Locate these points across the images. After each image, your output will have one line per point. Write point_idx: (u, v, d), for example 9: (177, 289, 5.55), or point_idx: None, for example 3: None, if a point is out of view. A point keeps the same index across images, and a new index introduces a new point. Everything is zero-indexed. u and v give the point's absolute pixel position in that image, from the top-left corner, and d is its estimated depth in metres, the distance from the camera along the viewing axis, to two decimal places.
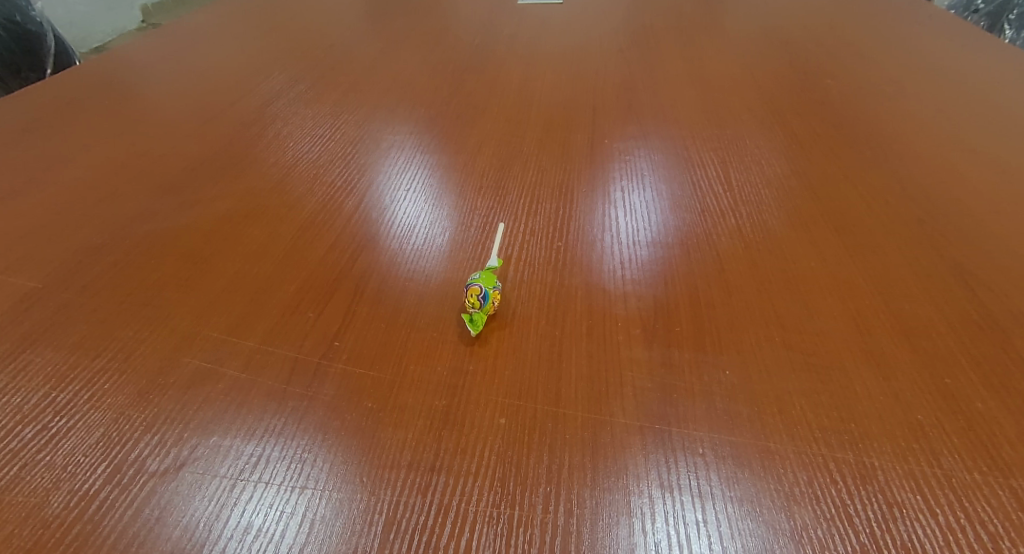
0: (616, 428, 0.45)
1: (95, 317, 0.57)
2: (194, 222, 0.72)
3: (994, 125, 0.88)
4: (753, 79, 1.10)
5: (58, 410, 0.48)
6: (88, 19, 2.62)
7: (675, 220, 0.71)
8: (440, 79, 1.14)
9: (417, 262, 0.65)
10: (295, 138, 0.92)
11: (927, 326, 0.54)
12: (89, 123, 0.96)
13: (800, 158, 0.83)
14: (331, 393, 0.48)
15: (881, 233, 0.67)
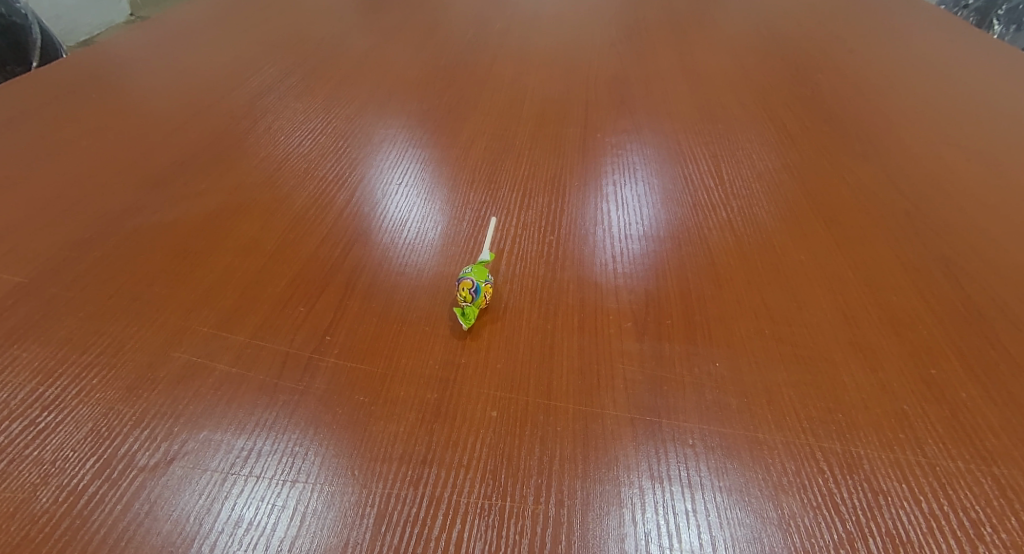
0: (626, 394, 0.37)
1: (32, 278, 0.46)
2: (156, 172, 0.59)
3: (981, 78, 0.74)
4: (787, 16, 0.98)
5: (45, 405, 0.37)
6: (78, 11, 2.21)
7: (712, 161, 0.61)
8: (437, 28, 0.99)
9: (414, 228, 0.53)
10: (273, 90, 0.78)
11: (965, 277, 0.45)
12: (48, 70, 0.82)
13: (848, 111, 0.68)
14: (322, 387, 0.38)
15: (946, 170, 0.57)
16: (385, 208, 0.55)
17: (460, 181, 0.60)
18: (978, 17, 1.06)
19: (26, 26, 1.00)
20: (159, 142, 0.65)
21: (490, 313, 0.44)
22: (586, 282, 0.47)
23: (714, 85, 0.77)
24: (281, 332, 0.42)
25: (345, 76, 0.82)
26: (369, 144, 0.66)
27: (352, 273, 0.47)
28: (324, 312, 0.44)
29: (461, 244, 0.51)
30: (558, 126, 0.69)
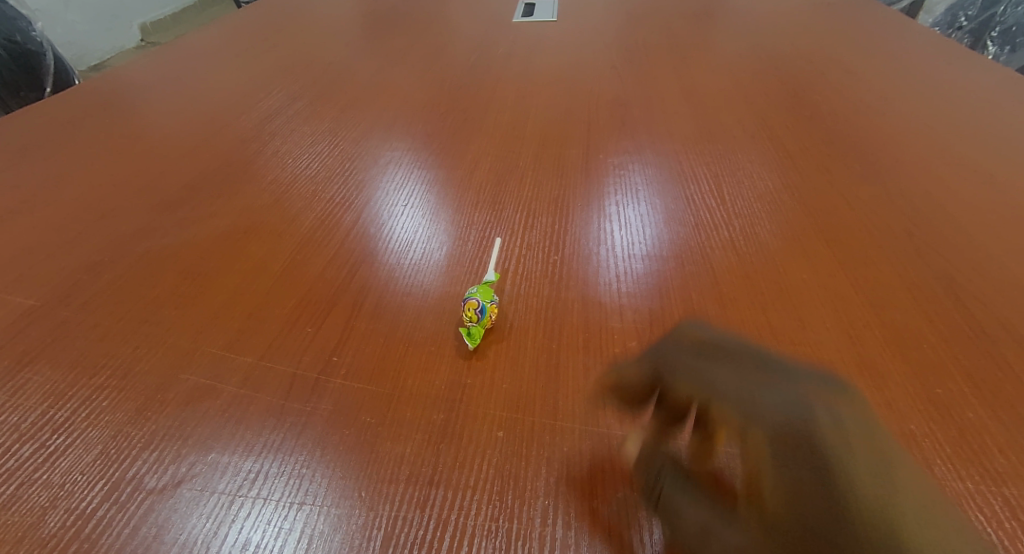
0: (632, 416, 0.38)
1: (44, 301, 0.47)
2: (167, 195, 0.61)
3: (977, 99, 0.75)
4: (784, 37, 1.00)
5: (56, 427, 0.37)
6: (88, 37, 2.26)
7: (713, 181, 0.62)
8: (440, 52, 1.01)
9: (420, 249, 0.53)
10: (281, 114, 0.79)
11: (967, 296, 0.45)
12: (63, 96, 0.84)
13: (846, 131, 0.69)
14: (329, 408, 0.38)
15: (945, 189, 0.58)
16: (390, 230, 0.56)
17: (464, 202, 0.61)
18: (971, 39, 1.08)
19: (40, 53, 1.02)
20: (170, 166, 0.66)
21: (495, 333, 0.44)
22: (590, 301, 0.47)
23: (713, 106, 0.78)
24: (289, 353, 0.42)
25: (351, 99, 0.84)
26: (375, 166, 0.67)
27: (358, 293, 0.48)
28: (331, 332, 0.44)
29: (466, 264, 0.51)
30: (561, 147, 0.70)
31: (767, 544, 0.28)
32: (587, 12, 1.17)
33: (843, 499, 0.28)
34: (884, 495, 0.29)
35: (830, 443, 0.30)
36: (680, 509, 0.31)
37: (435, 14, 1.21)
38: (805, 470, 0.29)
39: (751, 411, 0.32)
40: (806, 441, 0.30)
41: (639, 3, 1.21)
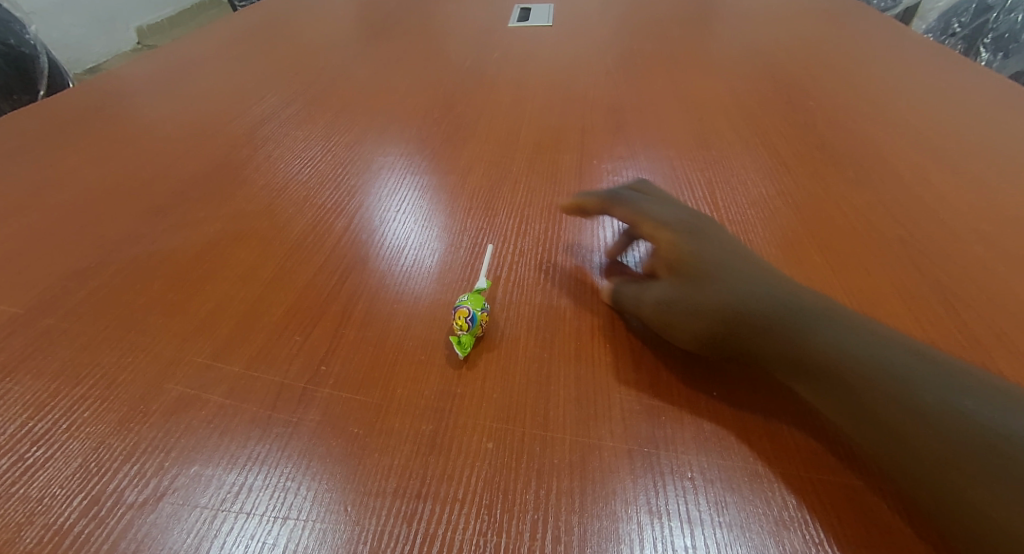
0: (624, 425, 0.37)
1: (28, 308, 0.46)
2: (157, 200, 0.60)
3: (971, 107, 0.75)
4: (779, 44, 1.00)
5: (35, 440, 0.37)
6: (84, 40, 2.26)
7: (707, 188, 0.61)
8: (436, 57, 1.00)
9: (412, 255, 0.53)
10: (274, 118, 0.79)
11: (962, 305, 0.45)
12: (54, 99, 0.83)
13: (840, 138, 0.69)
14: (316, 419, 0.37)
15: (938, 197, 0.58)
16: (382, 235, 0.55)
17: (457, 208, 0.60)
18: (965, 46, 1.08)
19: (34, 56, 1.01)
20: (160, 171, 0.66)
21: (486, 342, 0.44)
22: (583, 310, 0.47)
23: (708, 112, 0.78)
24: (276, 362, 0.42)
25: (345, 104, 0.84)
26: (369, 171, 0.66)
27: (348, 301, 0.47)
28: (320, 340, 0.43)
29: (458, 271, 0.51)
30: (555, 153, 0.70)
31: (671, 287, 0.42)
32: (583, 17, 1.17)
33: (719, 262, 0.43)
34: (743, 264, 0.43)
35: (706, 237, 0.46)
36: (623, 290, 0.46)
37: (431, 18, 1.20)
38: (693, 247, 0.44)
39: (661, 224, 0.47)
40: (695, 232, 0.46)
41: (635, 9, 1.21)
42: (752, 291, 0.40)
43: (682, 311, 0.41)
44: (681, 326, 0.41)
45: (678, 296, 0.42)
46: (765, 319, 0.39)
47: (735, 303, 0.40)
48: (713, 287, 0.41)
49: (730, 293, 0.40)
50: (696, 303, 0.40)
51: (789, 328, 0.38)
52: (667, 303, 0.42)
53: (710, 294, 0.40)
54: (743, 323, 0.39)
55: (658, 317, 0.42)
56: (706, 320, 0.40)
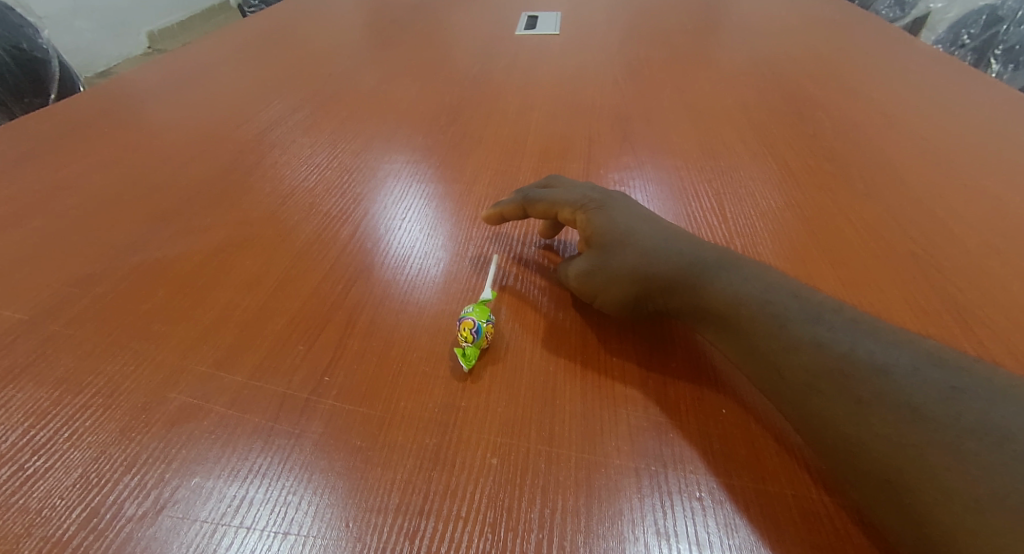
0: (630, 442, 0.37)
1: (33, 314, 0.46)
2: (163, 206, 0.60)
3: (982, 119, 0.75)
4: (787, 53, 0.99)
5: (35, 448, 0.36)
6: (95, 45, 2.28)
7: (715, 199, 0.61)
8: (443, 64, 1.01)
9: (417, 264, 0.53)
10: (281, 125, 0.79)
11: (976, 322, 0.44)
12: (64, 104, 0.84)
13: (850, 150, 0.69)
14: (319, 431, 0.37)
15: (950, 210, 0.57)
16: (388, 243, 0.55)
17: (463, 216, 0.60)
18: (975, 57, 1.07)
19: (46, 60, 1.02)
20: (167, 177, 0.66)
21: (491, 353, 0.43)
22: (590, 322, 0.46)
23: (715, 121, 0.78)
24: (279, 372, 0.41)
25: (352, 111, 0.84)
26: (375, 178, 0.66)
27: (353, 310, 0.47)
28: (323, 350, 0.43)
29: (463, 281, 0.51)
30: (562, 162, 0.70)
31: (589, 261, 0.46)
32: (590, 25, 1.17)
33: (629, 230, 0.46)
34: (650, 226, 0.47)
35: (613, 203, 0.49)
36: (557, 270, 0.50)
37: (438, 25, 1.21)
38: (603, 220, 0.47)
39: (575, 201, 0.50)
40: (604, 204, 0.49)
41: (642, 17, 1.21)
42: (656, 256, 0.44)
43: (603, 280, 0.44)
44: (605, 293, 0.44)
45: (596, 269, 0.45)
46: (671, 276, 0.43)
47: (645, 266, 0.43)
48: (625, 255, 0.44)
49: (639, 258, 0.44)
50: (612, 271, 0.44)
51: (690, 283, 0.42)
52: (589, 276, 0.45)
53: (624, 259, 0.44)
54: (654, 281, 0.43)
55: (583, 289, 0.46)
56: (622, 285, 0.44)
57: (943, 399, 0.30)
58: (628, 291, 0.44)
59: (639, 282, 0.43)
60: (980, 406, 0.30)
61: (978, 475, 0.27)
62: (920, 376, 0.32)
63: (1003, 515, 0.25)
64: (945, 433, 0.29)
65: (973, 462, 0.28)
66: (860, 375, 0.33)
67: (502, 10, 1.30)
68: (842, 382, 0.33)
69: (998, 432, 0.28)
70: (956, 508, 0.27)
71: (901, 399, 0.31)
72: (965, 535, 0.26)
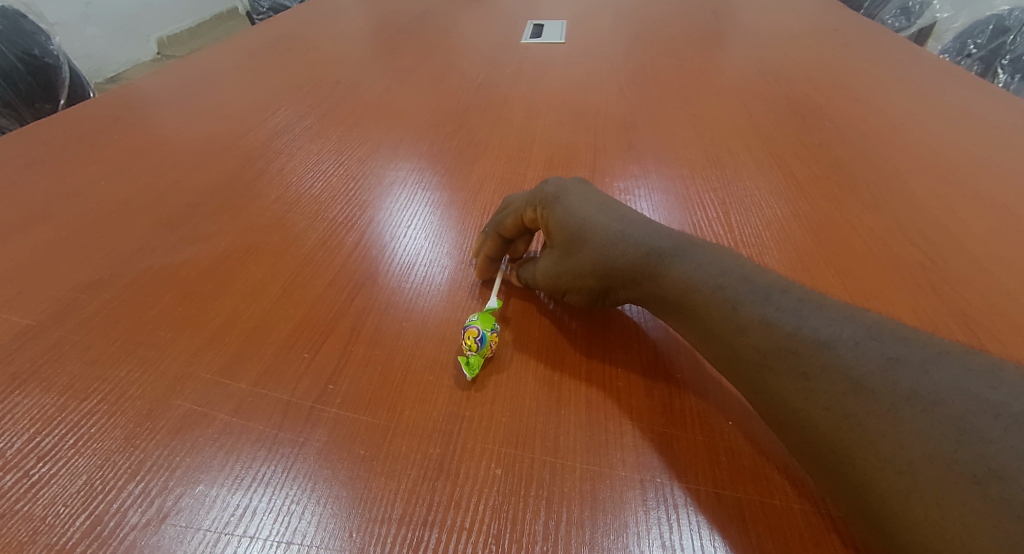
0: (636, 453, 0.36)
1: (40, 320, 0.47)
2: (171, 213, 0.60)
3: (989, 129, 0.74)
4: (793, 63, 0.99)
5: (40, 455, 0.37)
6: (105, 51, 2.31)
7: (721, 208, 0.61)
8: (449, 72, 1.01)
9: (422, 271, 0.53)
10: (288, 132, 0.79)
11: (985, 334, 0.44)
12: (74, 110, 0.85)
13: (856, 160, 0.68)
14: (324, 440, 0.37)
15: (958, 221, 0.57)
16: (392, 251, 0.55)
17: (468, 224, 0.60)
18: (982, 67, 1.07)
19: (57, 66, 1.04)
20: (175, 183, 0.66)
21: (496, 362, 0.43)
22: (594, 331, 0.46)
23: (721, 131, 0.78)
24: (284, 380, 0.41)
25: (359, 118, 0.84)
26: (380, 185, 0.67)
27: (358, 317, 0.47)
28: (327, 358, 0.43)
29: (468, 289, 0.51)
30: (567, 170, 0.70)
31: (554, 259, 0.47)
32: (595, 34, 1.18)
33: (585, 223, 0.45)
34: (609, 216, 0.46)
35: (569, 193, 0.48)
36: (526, 268, 0.50)
37: (445, 33, 1.22)
38: (560, 214, 0.47)
39: (533, 196, 0.49)
40: (557, 194, 0.48)
41: (647, 26, 1.22)
42: (612, 248, 0.43)
43: (568, 278, 0.46)
44: (573, 291, 0.46)
45: (560, 266, 0.46)
46: (627, 268, 0.42)
47: (601, 260, 0.43)
48: (583, 250, 0.44)
49: (597, 252, 0.44)
50: (573, 270, 0.45)
51: (646, 272, 0.42)
52: (554, 275, 0.47)
53: (582, 255, 0.45)
54: (612, 275, 0.43)
55: (552, 288, 0.47)
56: (585, 283, 0.45)
57: (881, 369, 0.30)
58: (592, 287, 0.45)
59: (598, 277, 0.44)
60: (913, 374, 0.29)
61: (909, 441, 0.27)
62: (861, 349, 0.31)
63: (930, 479, 0.26)
64: (883, 402, 0.29)
65: (905, 428, 0.28)
66: (807, 352, 0.33)
67: (508, 18, 1.31)
68: (790, 360, 0.33)
69: (927, 398, 0.28)
70: (891, 475, 0.27)
71: (843, 371, 0.31)
72: (897, 501, 0.27)
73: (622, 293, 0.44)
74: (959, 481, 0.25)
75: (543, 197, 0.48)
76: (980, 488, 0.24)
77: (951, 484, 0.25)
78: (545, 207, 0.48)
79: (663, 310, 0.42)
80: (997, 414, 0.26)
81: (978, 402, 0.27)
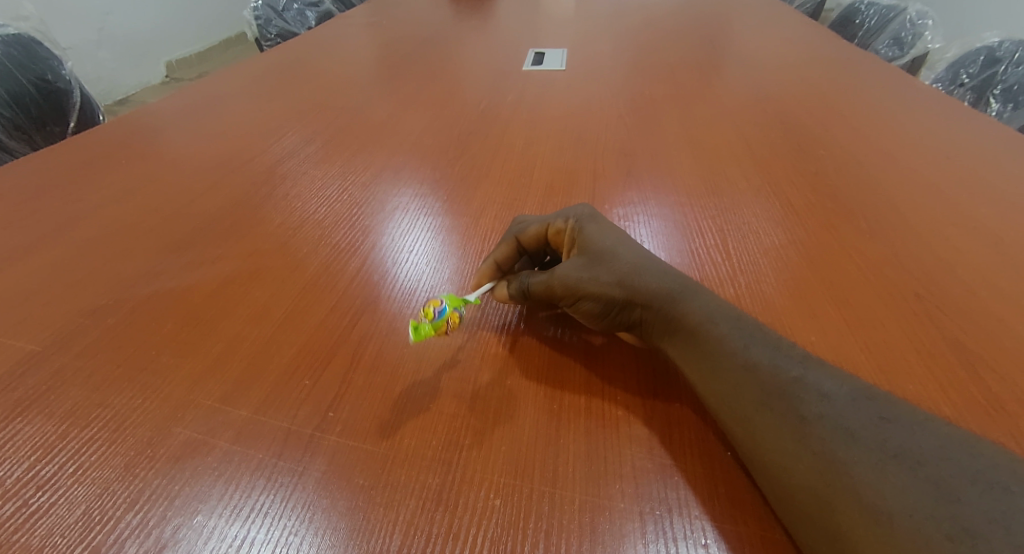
0: (634, 484, 0.36)
1: (44, 345, 0.47)
2: (177, 237, 0.61)
3: (980, 158, 0.76)
4: (788, 91, 1.02)
5: (40, 484, 0.37)
6: (115, 74, 2.38)
7: (718, 235, 0.62)
8: (452, 98, 1.04)
9: (424, 297, 0.53)
10: (293, 157, 0.81)
11: (982, 365, 0.44)
12: (85, 136, 0.86)
13: (851, 188, 0.69)
14: (323, 468, 0.37)
15: (951, 249, 0.57)
16: (395, 277, 0.56)
17: (469, 250, 0.61)
18: (974, 96, 1.09)
19: (68, 90, 1.06)
20: (182, 208, 0.67)
21: (495, 390, 0.43)
22: (594, 358, 0.46)
23: (718, 158, 0.79)
24: (284, 407, 0.41)
25: (362, 144, 0.86)
26: (383, 211, 0.68)
27: (359, 343, 0.47)
28: (328, 385, 0.43)
29: (469, 315, 0.51)
30: (567, 197, 0.71)
31: (578, 266, 0.46)
32: (595, 62, 1.20)
33: (617, 245, 0.48)
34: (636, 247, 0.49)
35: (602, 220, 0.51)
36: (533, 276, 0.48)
37: (448, 60, 1.25)
38: (595, 232, 0.49)
39: (568, 216, 0.52)
40: (594, 218, 0.51)
41: (646, 54, 1.25)
42: (643, 267, 0.45)
43: (591, 281, 0.45)
44: (591, 295, 0.44)
45: (584, 272, 0.45)
46: (656, 287, 0.44)
47: (633, 275, 0.45)
48: (613, 263, 0.46)
49: (629, 267, 0.45)
50: (599, 275, 0.45)
51: (676, 294, 0.43)
52: (575, 276, 0.45)
53: (613, 266, 0.45)
54: (638, 289, 0.44)
55: (566, 287, 0.45)
56: (607, 289, 0.44)
57: (867, 430, 0.33)
58: (612, 296, 0.44)
59: (624, 287, 0.44)
60: (901, 436, 0.32)
61: (891, 494, 0.29)
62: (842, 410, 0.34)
63: (908, 530, 0.27)
64: (868, 457, 0.31)
65: (888, 482, 0.30)
66: (807, 400, 0.35)
67: (510, 45, 1.34)
68: (790, 404, 0.35)
69: (913, 458, 0.30)
70: (869, 521, 0.29)
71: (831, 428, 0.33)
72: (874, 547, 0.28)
73: (637, 313, 0.44)
74: (933, 536, 0.27)
75: (579, 218, 0.51)
76: (954, 544, 0.26)
77: (927, 537, 0.27)
78: (579, 225, 0.50)
79: (666, 337, 0.43)
80: (975, 482, 0.29)
81: (960, 470, 0.29)
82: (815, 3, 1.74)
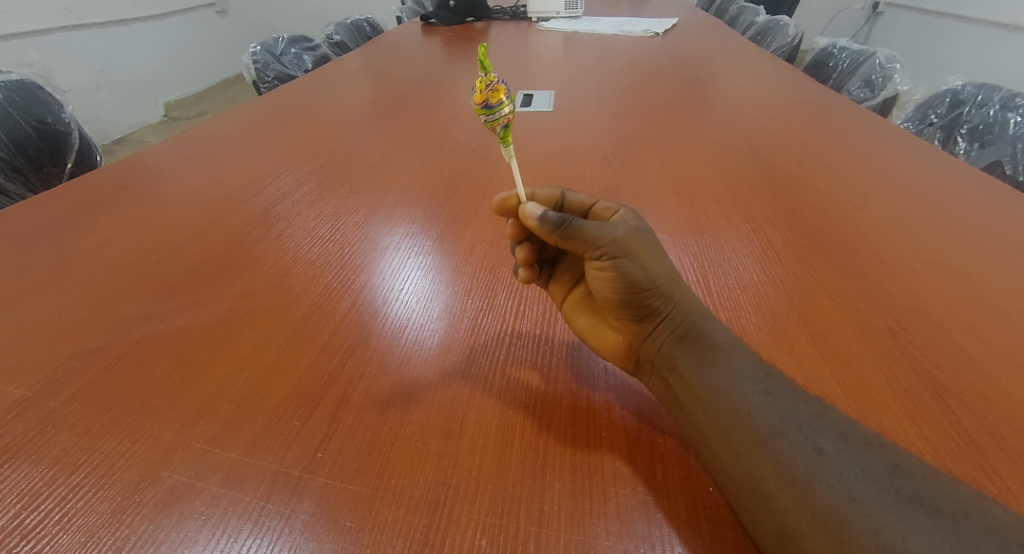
0: (618, 522, 0.37)
1: (34, 391, 0.48)
2: (171, 279, 0.62)
3: (948, 196, 0.79)
4: (767, 132, 1.06)
5: (25, 533, 0.37)
6: None
7: (700, 272, 0.63)
8: (443, 140, 1.07)
9: (417, 334, 0.54)
10: (286, 198, 0.83)
11: (951, 399, 0.46)
12: (81, 179, 0.88)
13: (826, 226, 0.72)
14: (310, 511, 0.38)
15: (922, 286, 0.60)
16: (390, 314, 0.57)
17: (458, 288, 0.62)
18: (943, 135, 1.14)
19: (67, 132, 1.09)
20: (177, 249, 0.69)
21: (482, 427, 0.44)
22: (579, 394, 0.47)
23: (700, 197, 0.82)
24: (273, 448, 0.42)
25: (356, 185, 0.88)
26: (376, 250, 0.69)
27: (349, 382, 0.48)
28: (317, 425, 0.44)
29: (458, 353, 0.52)
30: None
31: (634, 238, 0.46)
32: (581, 103, 1.25)
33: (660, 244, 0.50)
34: None
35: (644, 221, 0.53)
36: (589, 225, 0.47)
37: (440, 101, 1.29)
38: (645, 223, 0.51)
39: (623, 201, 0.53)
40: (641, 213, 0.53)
41: (630, 96, 1.30)
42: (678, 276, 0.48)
43: (645, 255, 0.45)
44: (639, 264, 0.45)
45: (640, 245, 0.46)
46: (685, 293, 0.47)
47: (674, 275, 0.47)
48: (661, 255, 0.47)
49: (672, 268, 0.47)
50: (650, 257, 0.46)
51: (701, 310, 0.47)
52: (632, 244, 0.45)
53: (660, 256, 0.47)
54: (674, 289, 0.46)
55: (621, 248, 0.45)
56: (654, 273, 0.45)
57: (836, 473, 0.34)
58: (654, 277, 0.45)
59: (666, 280, 0.46)
60: (865, 486, 0.34)
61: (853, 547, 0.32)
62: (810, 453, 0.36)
63: None
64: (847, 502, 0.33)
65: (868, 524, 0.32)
66: (778, 445, 0.37)
67: None
68: (763, 449, 0.37)
69: (876, 510, 0.32)
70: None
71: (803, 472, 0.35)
72: None
73: (663, 305, 0.46)
74: None
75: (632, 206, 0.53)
76: None
77: None
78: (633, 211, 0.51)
79: (678, 348, 0.44)
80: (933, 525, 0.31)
81: (914, 522, 0.32)
82: (791, 47, 1.82)
